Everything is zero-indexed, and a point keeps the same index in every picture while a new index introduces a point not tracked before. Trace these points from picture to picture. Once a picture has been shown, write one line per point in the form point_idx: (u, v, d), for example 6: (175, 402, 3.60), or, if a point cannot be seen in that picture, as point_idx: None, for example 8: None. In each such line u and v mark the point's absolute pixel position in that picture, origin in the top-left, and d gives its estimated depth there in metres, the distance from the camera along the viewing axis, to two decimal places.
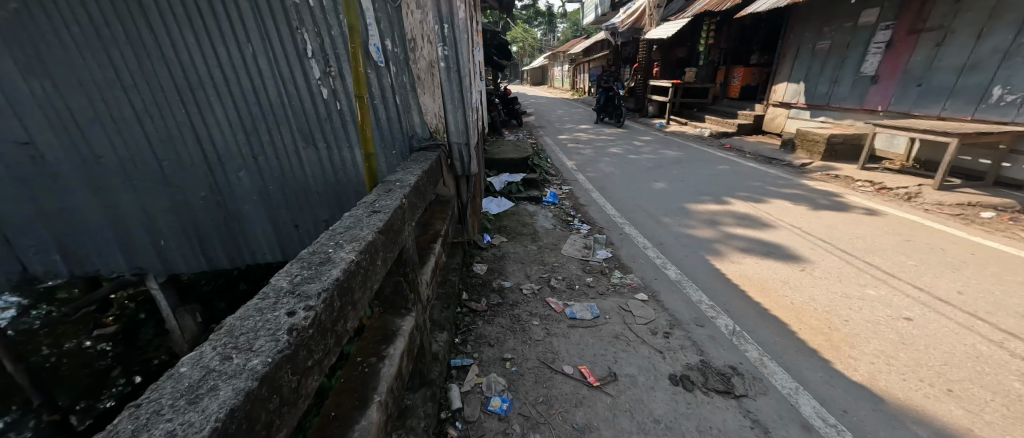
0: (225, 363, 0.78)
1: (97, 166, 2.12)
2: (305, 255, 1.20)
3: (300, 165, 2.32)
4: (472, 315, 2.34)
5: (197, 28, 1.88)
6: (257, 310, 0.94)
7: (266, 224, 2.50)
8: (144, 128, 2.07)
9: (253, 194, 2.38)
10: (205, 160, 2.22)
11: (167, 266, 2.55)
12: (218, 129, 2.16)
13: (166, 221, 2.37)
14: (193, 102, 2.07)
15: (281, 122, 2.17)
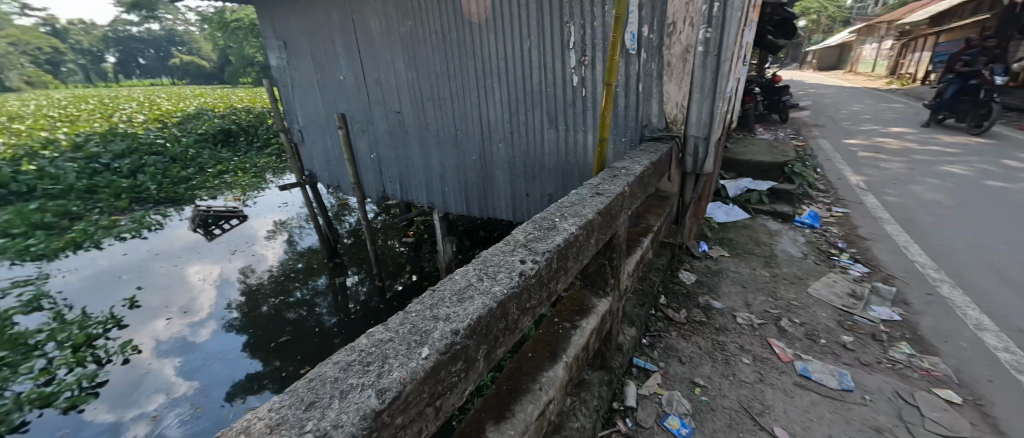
0: (485, 282, 1.24)
1: (430, 130, 4.23)
2: (540, 219, 1.66)
3: (532, 151, 3.58)
4: (667, 322, 2.11)
5: (500, 64, 3.40)
6: (503, 251, 1.45)
7: (506, 187, 3.95)
8: (456, 113, 3.92)
9: (506, 160, 3.80)
10: (487, 134, 3.81)
11: (445, 198, 4.61)
12: (500, 114, 3.63)
13: (456, 168, 4.27)
14: (490, 97, 3.62)
15: (527, 121, 3.47)
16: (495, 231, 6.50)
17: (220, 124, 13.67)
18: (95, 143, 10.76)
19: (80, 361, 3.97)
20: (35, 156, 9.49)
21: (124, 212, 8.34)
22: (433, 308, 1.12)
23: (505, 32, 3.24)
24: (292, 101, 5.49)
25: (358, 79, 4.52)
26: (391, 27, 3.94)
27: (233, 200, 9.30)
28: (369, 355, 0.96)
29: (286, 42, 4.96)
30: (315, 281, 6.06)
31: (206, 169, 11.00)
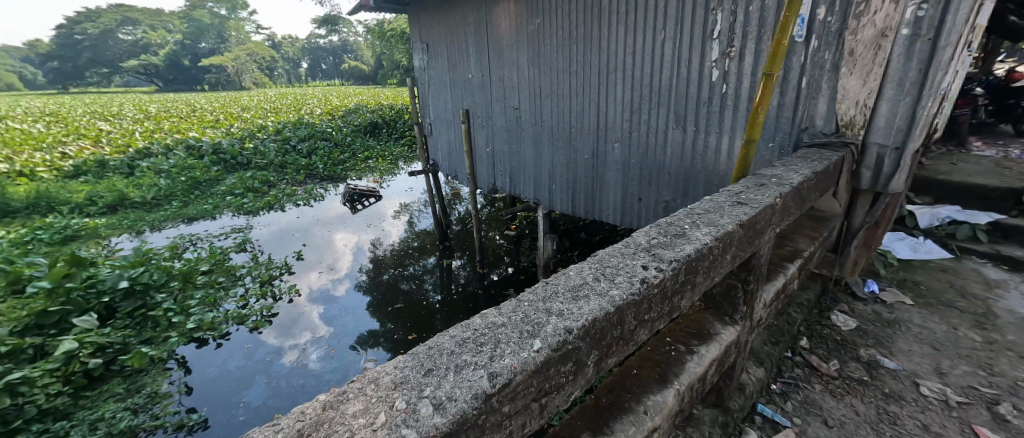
0: (601, 281, 1.24)
1: (544, 125, 4.04)
2: (663, 224, 1.61)
3: (654, 151, 3.13)
4: (808, 371, 1.81)
5: (628, 54, 3.09)
6: (624, 253, 1.43)
7: (618, 190, 3.52)
8: (573, 108, 3.69)
9: (619, 163, 3.42)
10: (602, 132, 3.48)
11: (551, 198, 4.31)
12: (619, 109, 3.29)
13: (562, 169, 4.02)
14: (612, 91, 3.30)
15: (652, 116, 3.06)
16: (597, 235, 5.98)
17: (372, 116, 15.84)
18: (287, 130, 13.59)
19: (262, 297, 5.08)
20: (251, 140, 12.46)
21: (300, 186, 10.38)
22: (549, 301, 1.15)
23: (638, 19, 2.95)
24: (428, 101, 6.12)
25: (482, 75, 4.63)
26: (518, 22, 3.93)
27: (373, 182, 10.72)
28: (484, 335, 1.03)
29: (429, 47, 5.51)
30: (427, 261, 6.54)
31: (358, 154, 12.87)
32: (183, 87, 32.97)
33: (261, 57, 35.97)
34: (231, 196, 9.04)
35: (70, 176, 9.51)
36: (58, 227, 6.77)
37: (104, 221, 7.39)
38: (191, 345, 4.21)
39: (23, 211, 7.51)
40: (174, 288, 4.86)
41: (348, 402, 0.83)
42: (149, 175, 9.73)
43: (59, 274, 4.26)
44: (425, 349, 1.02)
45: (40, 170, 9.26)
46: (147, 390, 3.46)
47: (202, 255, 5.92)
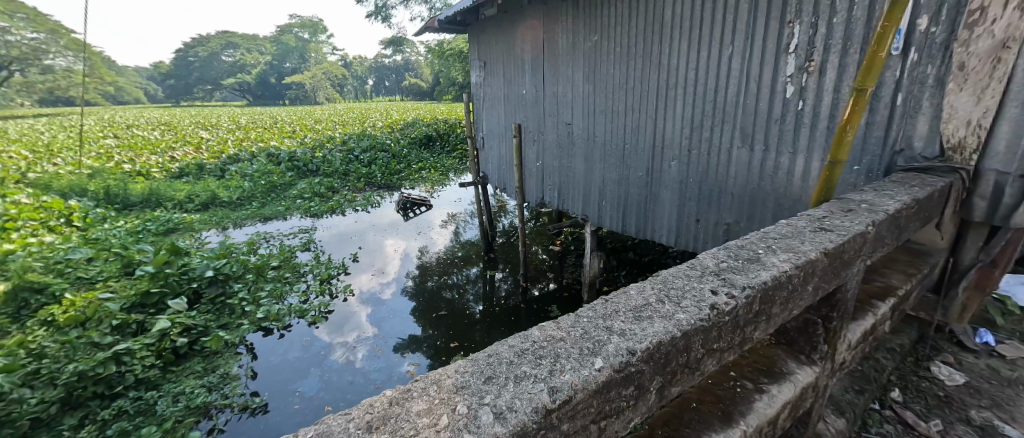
0: (664, 303, 1.19)
1: (597, 141, 3.95)
2: (734, 246, 1.55)
3: (716, 170, 2.91)
4: (900, 427, 1.57)
5: (691, 70, 2.94)
6: (689, 275, 1.37)
7: (673, 211, 3.32)
8: (627, 125, 3.58)
9: (676, 182, 3.23)
10: (658, 149, 3.33)
11: (600, 215, 4.18)
12: (678, 125, 3.12)
13: (612, 186, 3.90)
14: (671, 107, 3.14)
15: (715, 134, 2.87)
16: (647, 256, 5.75)
17: (428, 129, 16.56)
18: (352, 141, 14.61)
19: (321, 294, 5.43)
20: (321, 150, 13.54)
21: (360, 192, 11.04)
22: (610, 320, 1.12)
23: (703, 34, 2.81)
24: (483, 116, 6.29)
25: (537, 92, 4.68)
26: (576, 40, 3.94)
27: (425, 192, 11.13)
28: (544, 347, 1.03)
29: (488, 65, 5.69)
30: (471, 271, 6.60)
31: (413, 164, 13.47)
32: (270, 101, 36.87)
33: (336, 75, 39.35)
34: (300, 199, 9.85)
35: (175, 177, 10.95)
36: (163, 220, 7.80)
37: (198, 216, 8.38)
38: (259, 334, 4.58)
39: (138, 205, 8.75)
40: (248, 280, 5.37)
41: (411, 400, 0.87)
42: (236, 178, 10.91)
43: (161, 261, 4.88)
44: (484, 356, 1.04)
45: (153, 170, 10.76)
46: (220, 370, 3.82)
47: (273, 252, 6.49)
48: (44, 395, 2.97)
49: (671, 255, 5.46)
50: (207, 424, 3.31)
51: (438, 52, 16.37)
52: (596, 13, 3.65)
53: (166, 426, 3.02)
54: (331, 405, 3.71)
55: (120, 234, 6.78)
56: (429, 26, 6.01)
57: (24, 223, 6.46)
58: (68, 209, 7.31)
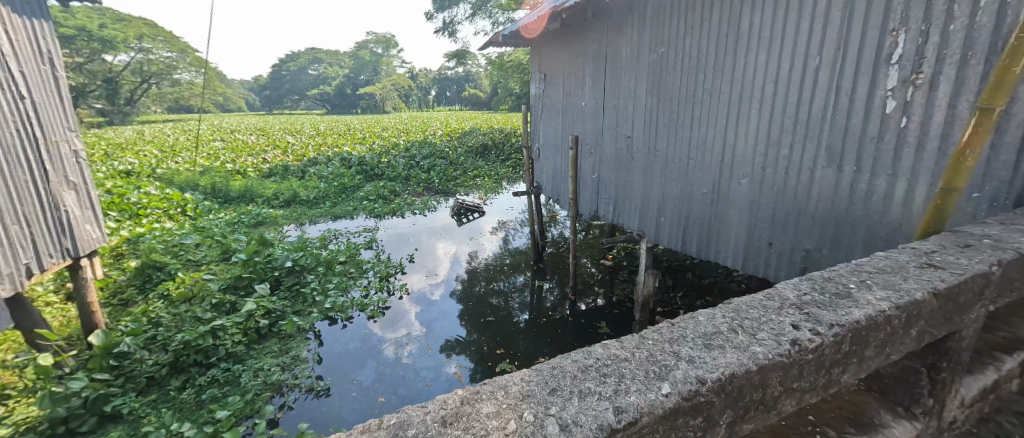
0: (738, 333, 1.27)
1: (658, 155, 3.84)
2: (819, 278, 1.55)
3: (796, 190, 2.71)
4: None
5: (769, 82, 2.76)
6: (767, 306, 1.41)
7: (742, 232, 3.14)
8: (692, 139, 3.44)
9: (747, 201, 3.06)
10: (726, 165, 3.17)
11: (658, 232, 4.04)
12: (752, 141, 2.94)
13: (672, 202, 3.77)
14: (744, 122, 2.98)
15: (796, 152, 2.67)
16: (707, 279, 5.41)
17: (484, 138, 16.95)
18: (414, 148, 15.46)
19: (380, 290, 5.83)
20: (386, 155, 14.50)
21: (418, 196, 11.64)
22: (678, 345, 1.24)
23: (785, 45, 2.63)
24: (540, 126, 6.37)
25: (597, 104, 4.66)
26: (640, 53, 3.88)
27: (479, 198, 11.42)
28: (609, 365, 1.19)
29: (547, 78, 5.77)
30: (517, 279, 6.63)
31: (468, 171, 13.89)
32: (347, 109, 40.24)
33: (405, 86, 41.87)
34: (366, 201, 10.63)
35: (265, 176, 12.41)
36: (254, 214, 8.91)
37: (282, 212, 9.43)
38: (326, 322, 5.03)
39: (235, 200, 10.08)
40: (319, 273, 5.95)
41: (480, 401, 1.09)
42: (313, 179, 12.08)
43: (252, 250, 5.73)
44: (549, 367, 1.23)
45: (249, 170, 12.31)
46: (291, 353, 4.26)
47: (341, 248, 7.10)
48: (158, 359, 3.69)
49: (734, 278, 5.08)
50: (279, 400, 3.66)
51: (498, 63, 16.63)
52: (663, 24, 3.56)
53: (247, 397, 3.49)
54: (385, 396, 3.89)
55: (221, 225, 7.86)
56: (493, 42, 6.21)
57: (152, 211, 7.76)
58: (184, 200, 8.65)
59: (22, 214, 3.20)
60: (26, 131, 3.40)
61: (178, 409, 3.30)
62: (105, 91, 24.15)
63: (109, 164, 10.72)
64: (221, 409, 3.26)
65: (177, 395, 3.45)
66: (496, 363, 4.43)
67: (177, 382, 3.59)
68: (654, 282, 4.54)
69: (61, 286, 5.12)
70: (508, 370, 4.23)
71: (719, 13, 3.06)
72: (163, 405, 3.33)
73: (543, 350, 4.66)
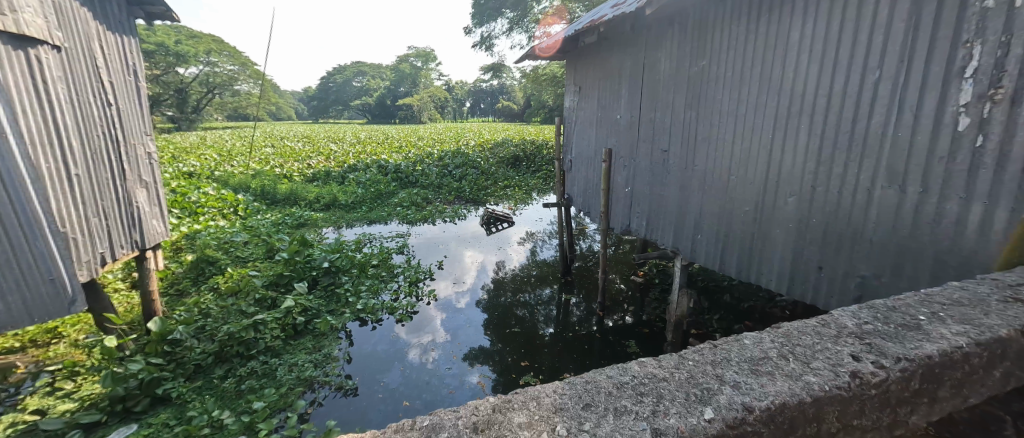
0: (790, 360, 1.30)
1: (696, 170, 3.68)
2: (881, 307, 1.59)
3: (852, 212, 2.49)
4: None
5: (821, 96, 2.58)
6: (822, 334, 1.45)
7: (788, 254, 2.94)
8: (733, 155, 3.27)
9: (794, 221, 2.86)
10: (771, 183, 2.99)
11: (693, 250, 3.85)
12: (801, 159, 2.75)
13: (710, 220, 3.60)
14: (791, 138, 2.80)
15: (851, 170, 2.46)
16: (747, 303, 5.09)
17: (517, 149, 17.04)
18: (447, 158, 15.75)
19: (409, 295, 5.93)
20: (421, 164, 14.85)
21: (449, 204, 11.80)
22: (721, 369, 1.29)
23: (841, 57, 2.45)
24: (573, 138, 6.32)
25: (632, 117, 4.56)
26: (680, 66, 3.76)
27: (508, 208, 11.42)
28: (646, 384, 1.27)
29: (583, 90, 5.72)
30: (543, 292, 6.49)
31: (499, 181, 13.94)
32: (387, 119, 41.79)
33: (442, 97, 42.99)
34: (399, 207, 10.91)
35: (308, 180, 13.06)
36: (297, 216, 9.38)
37: (322, 215, 9.87)
38: (356, 323, 5.17)
39: (282, 202, 10.69)
40: (353, 274, 6.12)
41: (512, 411, 1.19)
42: (352, 184, 12.57)
43: (294, 250, 5.96)
44: (582, 381, 1.33)
45: (295, 174, 13.04)
46: (324, 350, 4.37)
47: (375, 252, 7.31)
48: (205, 348, 3.94)
49: (778, 304, 4.74)
50: (310, 396, 3.76)
51: (533, 76, 16.58)
52: (705, 36, 3.45)
53: (281, 391, 3.62)
54: (409, 400, 3.89)
55: (268, 225, 8.35)
56: (529, 56, 6.28)
57: (208, 209, 8.36)
58: (236, 201, 9.26)
59: (103, 209, 3.53)
60: (111, 135, 3.75)
61: (219, 396, 3.47)
62: (175, 99, 26.47)
63: (175, 165, 11.70)
64: (257, 401, 3.40)
65: (220, 384, 3.64)
66: (520, 375, 4.33)
67: (220, 371, 3.78)
68: (689, 302, 4.31)
69: (128, 275, 5.58)
70: (532, 384, 4.12)
71: (767, 24, 2.91)
72: (207, 392, 3.49)
73: (568, 366, 4.51)
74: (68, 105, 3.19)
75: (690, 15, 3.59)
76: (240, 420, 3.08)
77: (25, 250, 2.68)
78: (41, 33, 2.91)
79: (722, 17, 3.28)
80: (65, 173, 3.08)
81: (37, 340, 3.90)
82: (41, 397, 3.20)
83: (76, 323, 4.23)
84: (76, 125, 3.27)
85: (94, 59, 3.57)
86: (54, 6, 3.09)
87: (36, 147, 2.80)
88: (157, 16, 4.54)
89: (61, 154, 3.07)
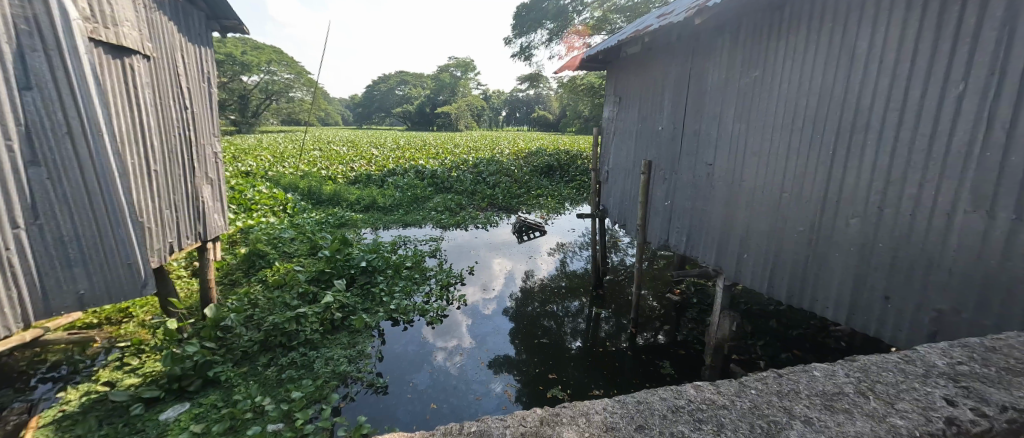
0: (870, 399, 1.37)
1: (744, 186, 3.45)
2: (977, 348, 1.61)
3: (926, 238, 2.21)
4: None
5: (892, 110, 2.33)
6: (905, 370, 1.50)
7: (848, 280, 2.66)
8: (787, 171, 3.04)
9: (855, 246, 2.59)
10: (829, 202, 2.74)
11: (738, 269, 3.60)
12: (864, 177, 2.50)
13: (758, 240, 3.35)
14: (854, 154, 2.55)
15: (926, 192, 2.19)
16: (796, 330, 4.71)
17: (550, 158, 16.99)
18: (482, 165, 15.95)
19: (440, 298, 5.98)
20: (456, 171, 15.11)
21: (482, 211, 11.87)
22: (791, 402, 1.38)
23: (917, 69, 2.20)
24: (610, 149, 6.15)
25: (674, 128, 4.38)
26: (730, 78, 3.56)
27: (540, 217, 11.35)
28: (705, 410, 1.39)
29: (623, 100, 5.56)
30: (572, 304, 6.29)
31: (532, 190, 13.86)
32: (427, 126, 42.99)
33: (479, 106, 43.71)
34: (434, 212, 11.11)
35: (350, 183, 13.68)
36: (339, 216, 9.82)
37: (361, 216, 10.27)
38: (389, 323, 5.27)
39: (326, 202, 11.26)
40: (388, 274, 6.25)
41: (560, 425, 1.36)
42: (390, 188, 12.99)
43: (336, 247, 6.25)
44: (635, 402, 1.47)
45: (339, 177, 13.69)
46: (358, 347, 4.49)
47: (408, 254, 7.49)
48: (252, 336, 4.20)
49: (831, 334, 4.43)
50: (344, 390, 3.85)
51: (569, 87, 16.42)
52: (758, 46, 3.26)
53: (318, 383, 3.75)
54: (437, 403, 3.87)
55: (312, 223, 8.79)
56: (567, 66, 6.23)
57: (261, 206, 8.94)
58: (286, 200, 9.84)
59: (174, 202, 3.86)
60: (186, 135, 4.10)
61: (263, 383, 3.66)
62: (238, 104, 28.75)
63: (235, 165, 12.69)
64: (296, 390, 3.55)
65: (264, 371, 3.84)
66: (547, 388, 4.21)
67: (264, 359, 3.98)
68: (731, 325, 4.02)
69: (191, 263, 6.05)
70: (560, 398, 4.00)
71: (828, 34, 2.69)
72: (252, 378, 3.70)
73: (597, 382, 4.32)
74: (152, 107, 3.52)
75: (743, 23, 3.41)
76: (280, 407, 3.25)
77: (107, 232, 2.48)
78: (136, 45, 3.26)
79: (778, 25, 3.08)
80: (144, 168, 3.38)
81: (111, 318, 4.30)
82: (112, 370, 3.53)
83: (144, 305, 4.59)
84: (157, 124, 3.60)
85: (176, 68, 3.93)
86: (147, 20, 3.46)
87: (124, 145, 3.11)
88: (230, 30, 4.91)
89: (142, 151, 3.37)
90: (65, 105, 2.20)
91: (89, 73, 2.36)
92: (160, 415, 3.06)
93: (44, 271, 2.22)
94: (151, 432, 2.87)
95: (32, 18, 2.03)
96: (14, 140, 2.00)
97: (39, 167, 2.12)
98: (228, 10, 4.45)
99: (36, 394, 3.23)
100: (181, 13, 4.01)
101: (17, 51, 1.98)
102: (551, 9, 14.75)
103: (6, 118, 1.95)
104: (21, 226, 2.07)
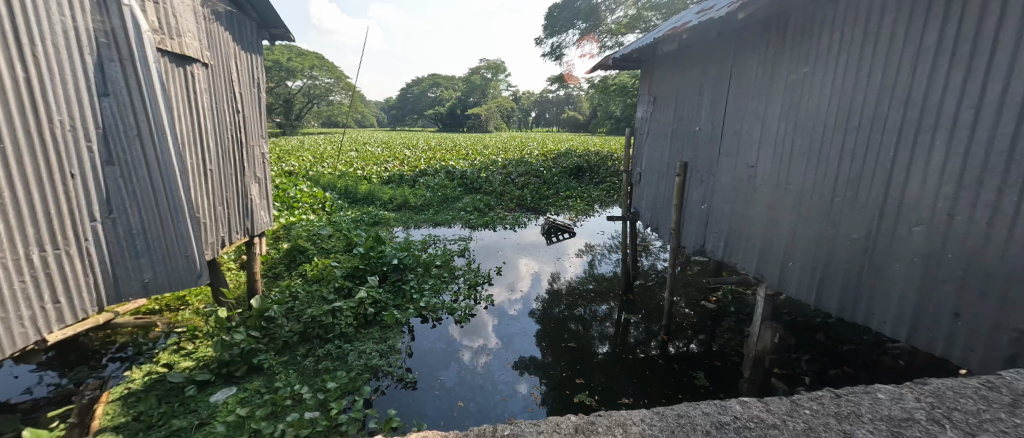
0: (946, 428, 1.21)
1: (790, 188, 3.22)
2: None
3: (1006, 249, 1.96)
4: None
5: (966, 108, 2.08)
6: (985, 397, 1.33)
7: (911, 293, 2.41)
8: (840, 174, 2.80)
9: (919, 256, 2.34)
10: (886, 209, 2.50)
11: (781, 278, 3.37)
12: (928, 180, 2.26)
13: (805, 246, 3.11)
14: (918, 156, 2.30)
15: (1006, 199, 1.93)
16: (845, 345, 4.30)
17: (580, 160, 16.74)
18: (511, 167, 15.95)
19: (468, 297, 6.00)
20: (485, 172, 15.18)
21: (511, 212, 11.85)
22: (851, 425, 1.26)
23: (997, 60, 1.95)
24: (643, 151, 5.95)
25: (712, 128, 4.17)
26: (776, 75, 3.33)
27: (569, 219, 11.19)
28: (753, 428, 1.30)
29: (658, 100, 5.36)
30: (601, 308, 6.13)
31: (561, 191, 13.70)
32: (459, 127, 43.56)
33: (509, 107, 43.74)
34: (463, 212, 11.18)
35: (384, 183, 14.09)
36: (373, 214, 10.12)
37: (393, 215, 10.53)
38: (419, 320, 5.35)
39: (361, 201, 11.63)
40: (418, 272, 6.35)
41: (595, 434, 1.31)
42: (422, 188, 13.23)
43: (370, 245, 6.35)
44: (675, 415, 1.40)
45: (373, 177, 14.12)
46: (389, 342, 4.59)
47: (438, 253, 7.59)
48: (292, 327, 4.38)
49: (888, 351, 3.99)
50: (375, 383, 3.93)
51: (601, 87, 16.05)
52: (808, 41, 3.03)
53: (351, 374, 3.85)
54: (463, 401, 3.88)
55: (348, 221, 9.11)
56: (600, 66, 6.10)
57: (302, 204, 9.38)
58: (325, 199, 10.26)
59: (226, 200, 4.10)
60: (238, 137, 4.34)
61: (300, 373, 3.81)
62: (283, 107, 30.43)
63: (279, 166, 13.44)
64: (331, 381, 3.65)
65: (302, 361, 3.99)
66: (574, 393, 4.12)
67: (302, 350, 4.14)
68: (772, 337, 3.77)
69: (239, 257, 6.42)
70: (588, 405, 3.90)
71: (891, 25, 2.45)
72: (291, 367, 3.86)
73: (627, 390, 4.18)
74: (209, 111, 3.75)
75: (791, 16, 3.18)
76: (316, 396, 3.35)
77: (169, 226, 2.65)
78: (197, 53, 3.48)
79: (831, 19, 2.85)
80: (202, 167, 3.61)
81: (170, 306, 4.61)
82: (170, 353, 3.79)
83: (199, 294, 4.90)
84: (212, 125, 3.82)
85: (230, 75, 4.17)
86: (206, 29, 3.69)
87: (184, 145, 3.33)
88: (278, 37, 5.15)
89: (200, 151, 3.59)
90: (137, 111, 2.39)
91: (156, 82, 2.53)
92: (210, 397, 3.25)
93: (117, 261, 2.38)
94: (202, 413, 3.06)
95: (111, 32, 2.22)
96: (93, 141, 2.17)
97: (114, 166, 2.29)
98: (277, 18, 4.66)
99: (107, 372, 3.51)
100: (236, 23, 4.26)
101: (97, 62, 2.15)
102: (584, 8, 14.42)
103: (86, 121, 2.12)
104: (97, 219, 2.23)
